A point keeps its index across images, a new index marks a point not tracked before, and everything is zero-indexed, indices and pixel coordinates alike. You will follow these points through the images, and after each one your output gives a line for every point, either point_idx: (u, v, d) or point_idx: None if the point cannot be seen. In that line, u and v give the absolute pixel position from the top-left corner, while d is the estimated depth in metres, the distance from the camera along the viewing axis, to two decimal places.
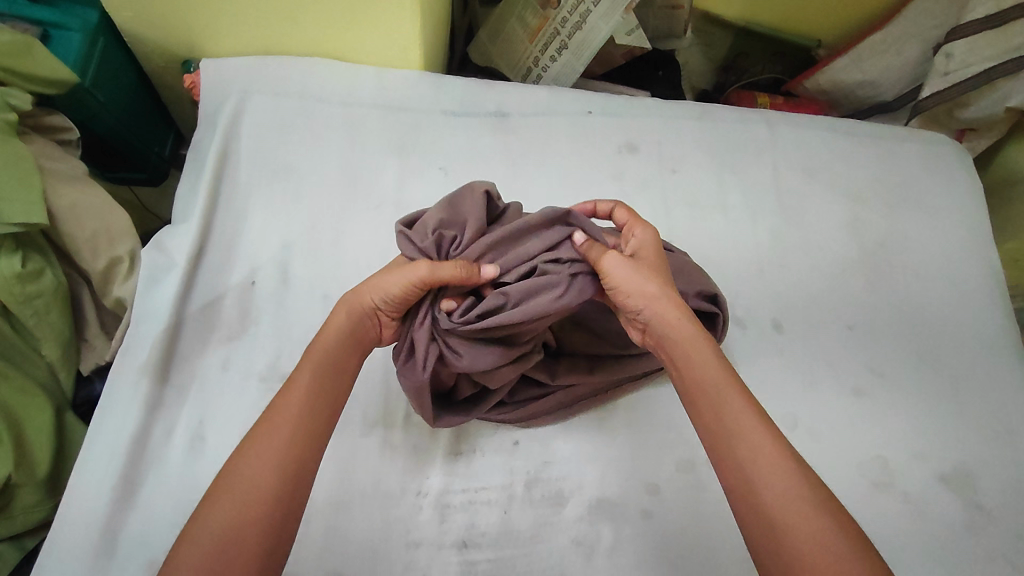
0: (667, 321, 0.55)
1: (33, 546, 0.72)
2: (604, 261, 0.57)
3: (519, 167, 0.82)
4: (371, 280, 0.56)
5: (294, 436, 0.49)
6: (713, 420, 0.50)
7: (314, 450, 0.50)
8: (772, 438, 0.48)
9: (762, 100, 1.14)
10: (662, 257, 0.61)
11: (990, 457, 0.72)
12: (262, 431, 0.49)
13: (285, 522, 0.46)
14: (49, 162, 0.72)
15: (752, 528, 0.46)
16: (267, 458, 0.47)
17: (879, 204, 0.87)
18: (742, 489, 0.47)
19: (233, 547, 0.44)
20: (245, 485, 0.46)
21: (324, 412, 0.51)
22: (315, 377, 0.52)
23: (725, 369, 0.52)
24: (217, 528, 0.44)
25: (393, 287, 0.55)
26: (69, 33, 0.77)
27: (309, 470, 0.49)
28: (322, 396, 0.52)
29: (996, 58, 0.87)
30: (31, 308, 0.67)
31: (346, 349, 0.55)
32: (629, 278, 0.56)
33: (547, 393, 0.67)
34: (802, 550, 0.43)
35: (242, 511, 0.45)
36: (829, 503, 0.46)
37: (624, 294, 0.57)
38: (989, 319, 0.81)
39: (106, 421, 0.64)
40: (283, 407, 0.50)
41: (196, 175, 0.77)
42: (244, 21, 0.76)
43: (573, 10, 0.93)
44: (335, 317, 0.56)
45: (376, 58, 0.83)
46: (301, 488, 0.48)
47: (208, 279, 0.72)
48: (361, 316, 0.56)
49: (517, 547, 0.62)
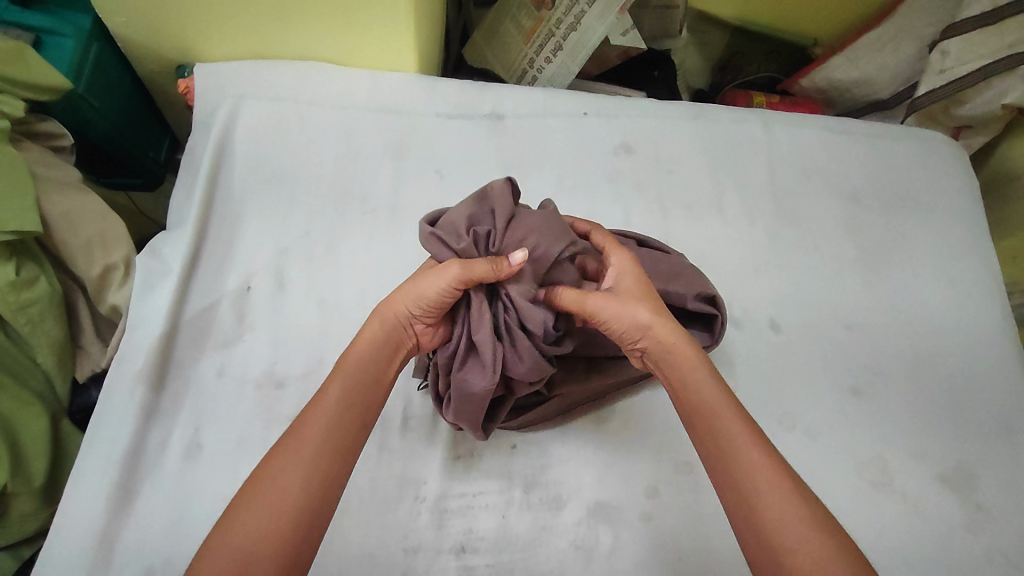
0: (662, 347, 0.56)
1: (30, 554, 0.72)
2: (591, 304, 0.57)
3: (515, 170, 0.82)
4: (409, 287, 0.55)
5: (318, 448, 0.48)
6: (711, 443, 0.50)
7: (342, 462, 0.49)
8: (769, 459, 0.48)
9: (757, 100, 1.13)
10: (644, 278, 0.60)
11: (988, 456, 0.72)
12: (288, 442, 0.49)
13: (306, 535, 0.46)
14: (43, 170, 0.71)
15: (753, 548, 0.46)
16: (291, 469, 0.47)
17: (876, 204, 0.87)
18: (743, 512, 0.47)
19: (254, 560, 0.43)
20: (269, 497, 0.46)
21: (354, 423, 0.51)
22: (348, 387, 0.52)
23: (721, 392, 0.52)
24: (243, 536, 0.44)
25: (433, 291, 0.54)
26: (62, 40, 0.77)
27: (337, 481, 0.49)
28: (351, 407, 0.51)
29: (991, 56, 0.87)
30: (26, 317, 0.67)
31: (376, 358, 0.55)
32: (621, 310, 0.56)
33: (545, 401, 0.66)
34: (800, 570, 0.43)
35: (264, 523, 0.45)
36: (829, 523, 0.45)
37: (618, 326, 0.57)
38: (988, 317, 0.81)
39: (102, 430, 0.63)
40: (310, 419, 0.50)
41: (191, 180, 0.77)
42: (236, 25, 0.76)
43: (567, 11, 0.93)
44: (370, 326, 0.56)
45: (370, 62, 0.83)
46: (326, 502, 0.47)
47: (203, 285, 0.71)
48: (397, 323, 0.56)
49: (516, 552, 0.62)
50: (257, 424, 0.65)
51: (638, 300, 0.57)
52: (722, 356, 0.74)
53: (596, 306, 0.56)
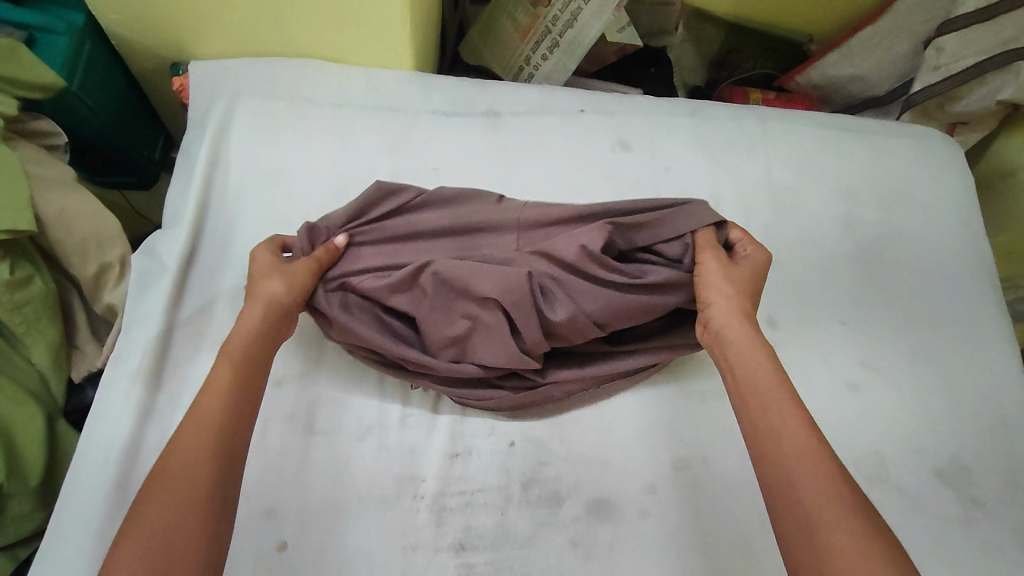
0: (730, 320, 0.59)
1: (28, 555, 0.72)
2: (705, 259, 0.64)
3: (513, 167, 0.81)
4: (274, 269, 0.62)
5: (219, 424, 0.51)
6: (753, 413, 0.53)
7: (239, 436, 0.51)
8: (818, 442, 0.49)
9: (754, 96, 1.13)
10: (761, 275, 0.64)
11: (984, 450, 0.73)
12: (184, 427, 0.50)
13: (222, 502, 0.47)
14: (37, 169, 0.71)
15: (786, 521, 0.47)
16: (197, 449, 0.48)
17: (873, 200, 0.87)
18: (780, 487, 0.48)
19: (169, 534, 0.44)
20: (181, 471, 0.47)
21: (246, 403, 0.53)
22: (238, 368, 0.55)
23: (778, 376, 0.54)
24: (160, 509, 0.45)
25: (303, 269, 0.63)
26: (55, 37, 0.77)
27: (238, 451, 0.51)
28: (243, 386, 0.54)
29: (987, 51, 0.88)
30: (21, 316, 0.67)
31: (256, 346, 0.57)
32: (716, 274, 0.62)
33: (535, 386, 0.67)
34: (833, 544, 0.44)
35: (177, 500, 0.45)
36: (867, 508, 0.46)
37: (704, 285, 0.63)
38: (984, 313, 0.82)
39: (99, 429, 0.63)
40: (205, 402, 0.52)
41: (186, 179, 0.77)
42: (231, 21, 0.75)
43: (564, 8, 0.92)
44: (248, 313, 0.59)
45: (365, 58, 0.83)
46: (233, 470, 0.49)
47: (200, 284, 0.71)
48: (271, 310, 0.60)
49: (514, 549, 0.62)
50: None
51: (732, 277, 0.62)
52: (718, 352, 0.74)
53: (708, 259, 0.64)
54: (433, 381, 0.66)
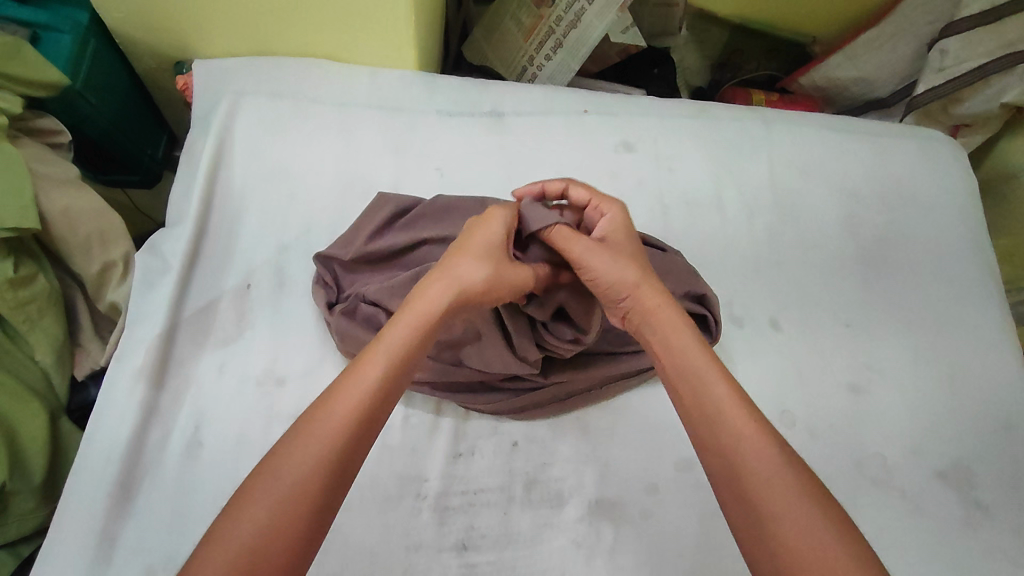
0: (646, 307, 0.56)
1: (30, 552, 0.72)
2: (577, 253, 0.59)
3: (516, 167, 0.81)
4: (467, 258, 0.55)
5: (346, 425, 0.44)
6: (693, 406, 0.50)
7: (365, 445, 0.45)
8: (755, 422, 0.47)
9: (757, 98, 1.13)
10: (628, 232, 0.61)
11: (987, 453, 0.73)
12: (317, 417, 0.44)
13: (318, 517, 0.42)
14: (41, 166, 0.71)
15: (735, 514, 0.45)
16: (312, 452, 0.43)
17: (876, 202, 0.87)
18: (726, 475, 0.46)
19: (267, 544, 0.39)
20: (289, 472, 0.42)
21: (384, 414, 0.47)
22: (393, 362, 0.48)
23: (702, 350, 0.52)
24: (259, 511, 0.40)
25: (502, 283, 0.55)
26: (59, 35, 0.77)
27: (353, 463, 0.44)
28: (386, 387, 0.47)
29: (989, 54, 0.87)
30: (25, 314, 0.67)
31: (422, 338, 0.50)
32: (599, 264, 0.57)
33: (536, 387, 0.67)
34: (783, 534, 0.42)
35: (280, 511, 0.40)
36: (814, 486, 0.44)
37: (597, 280, 0.58)
38: (987, 315, 0.82)
39: (103, 427, 0.63)
40: (341, 394, 0.45)
41: (189, 178, 0.77)
42: (236, 20, 0.75)
43: (568, 8, 0.92)
44: (432, 288, 0.53)
45: (369, 58, 0.83)
46: (339, 485, 0.43)
47: (204, 283, 0.71)
48: (459, 296, 0.53)
49: (516, 549, 0.62)
50: (258, 421, 0.65)
51: (618, 260, 0.58)
52: (720, 353, 0.74)
53: (580, 252, 0.58)
54: (432, 389, 0.66)
